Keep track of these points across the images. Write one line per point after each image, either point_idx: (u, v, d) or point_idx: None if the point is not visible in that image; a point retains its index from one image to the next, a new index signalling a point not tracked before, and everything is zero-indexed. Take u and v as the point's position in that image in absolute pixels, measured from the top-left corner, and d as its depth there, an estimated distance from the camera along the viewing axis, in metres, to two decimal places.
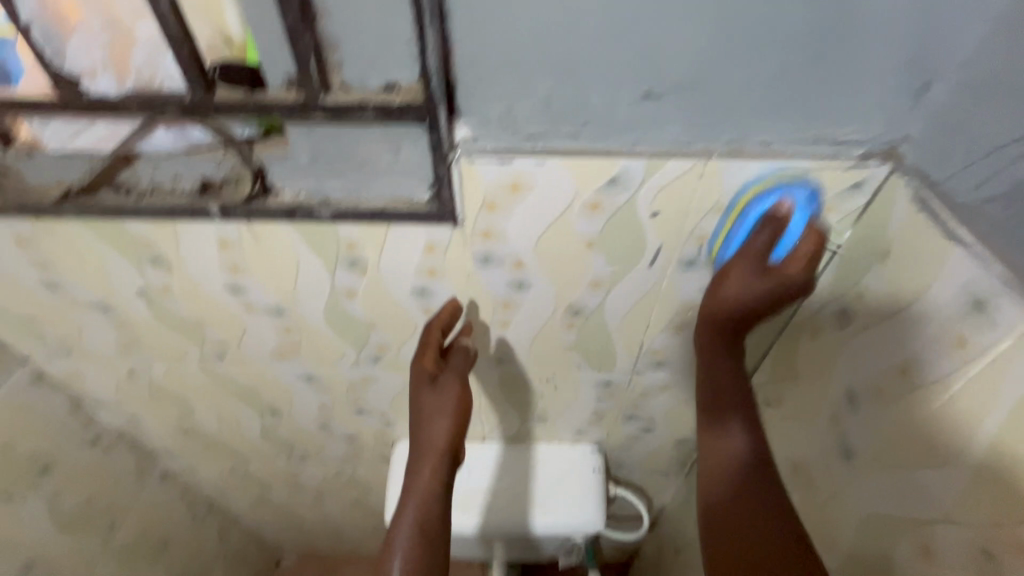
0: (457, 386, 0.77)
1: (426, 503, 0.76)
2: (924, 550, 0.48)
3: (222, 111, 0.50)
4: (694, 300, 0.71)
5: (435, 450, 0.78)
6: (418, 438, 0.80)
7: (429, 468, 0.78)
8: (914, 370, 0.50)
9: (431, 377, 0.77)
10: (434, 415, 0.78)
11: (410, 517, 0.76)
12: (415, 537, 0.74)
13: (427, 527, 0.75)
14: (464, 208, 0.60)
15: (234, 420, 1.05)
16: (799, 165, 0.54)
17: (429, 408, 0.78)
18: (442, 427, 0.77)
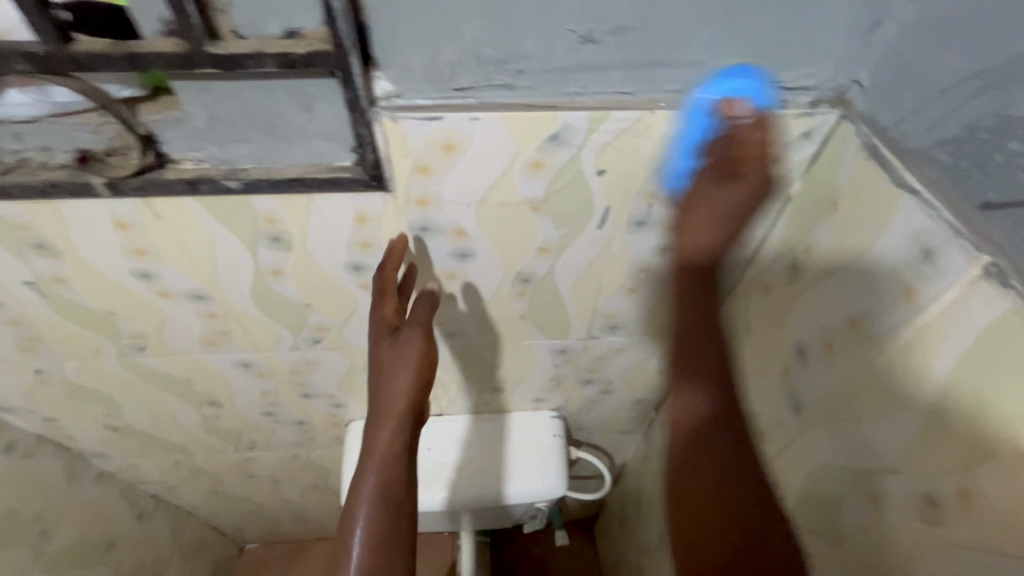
0: (422, 337, 0.63)
1: (387, 476, 0.61)
2: (871, 496, 0.49)
3: (84, 65, 0.42)
4: (646, 261, 0.69)
5: (396, 411, 0.62)
6: (378, 402, 0.63)
7: (383, 443, 0.61)
8: (863, 323, 0.49)
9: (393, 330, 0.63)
10: (393, 370, 0.62)
11: (371, 481, 0.60)
12: (382, 511, 0.59)
13: (389, 491, 0.60)
14: (393, 173, 0.54)
15: (168, 414, 0.98)
16: (748, 114, 0.51)
17: (377, 360, 0.62)
18: (404, 380, 0.62)
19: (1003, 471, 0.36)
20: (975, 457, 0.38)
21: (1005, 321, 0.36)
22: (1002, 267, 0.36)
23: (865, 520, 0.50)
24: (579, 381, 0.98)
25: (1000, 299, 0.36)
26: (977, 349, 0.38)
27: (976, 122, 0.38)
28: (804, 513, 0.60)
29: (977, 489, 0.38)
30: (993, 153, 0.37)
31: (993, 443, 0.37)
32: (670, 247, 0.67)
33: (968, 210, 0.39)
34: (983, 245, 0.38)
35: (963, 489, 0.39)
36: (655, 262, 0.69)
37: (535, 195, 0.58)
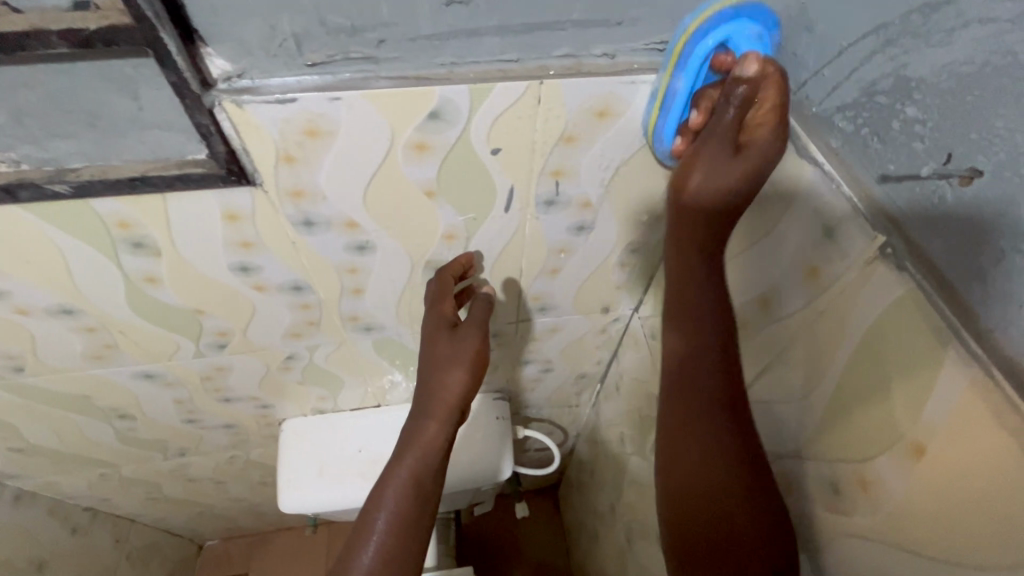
0: (480, 337, 0.65)
1: (426, 463, 0.65)
2: (782, 481, 0.47)
3: None
4: (564, 241, 0.65)
5: (445, 406, 0.66)
6: (425, 394, 0.66)
7: (438, 429, 0.66)
8: (773, 302, 0.47)
9: (450, 331, 0.65)
10: (447, 367, 0.65)
11: (409, 466, 0.64)
12: (410, 495, 0.63)
13: (422, 480, 0.63)
14: (255, 165, 0.47)
15: (76, 431, 0.90)
16: (648, 79, 0.46)
17: (440, 356, 0.65)
18: (455, 380, 0.65)
19: (899, 462, 0.34)
20: (871, 448, 0.37)
21: (899, 307, 0.34)
22: (897, 247, 0.33)
23: None
24: (517, 362, 0.95)
25: (895, 283, 0.34)
26: (872, 335, 0.36)
27: (876, 85, 0.34)
28: None
29: (877, 479, 0.36)
30: (893, 120, 0.33)
31: (890, 434, 0.35)
32: (588, 225, 0.63)
33: (867, 184, 0.36)
34: (880, 222, 0.35)
35: (863, 479, 0.38)
36: (573, 241, 0.65)
37: (427, 180, 0.52)
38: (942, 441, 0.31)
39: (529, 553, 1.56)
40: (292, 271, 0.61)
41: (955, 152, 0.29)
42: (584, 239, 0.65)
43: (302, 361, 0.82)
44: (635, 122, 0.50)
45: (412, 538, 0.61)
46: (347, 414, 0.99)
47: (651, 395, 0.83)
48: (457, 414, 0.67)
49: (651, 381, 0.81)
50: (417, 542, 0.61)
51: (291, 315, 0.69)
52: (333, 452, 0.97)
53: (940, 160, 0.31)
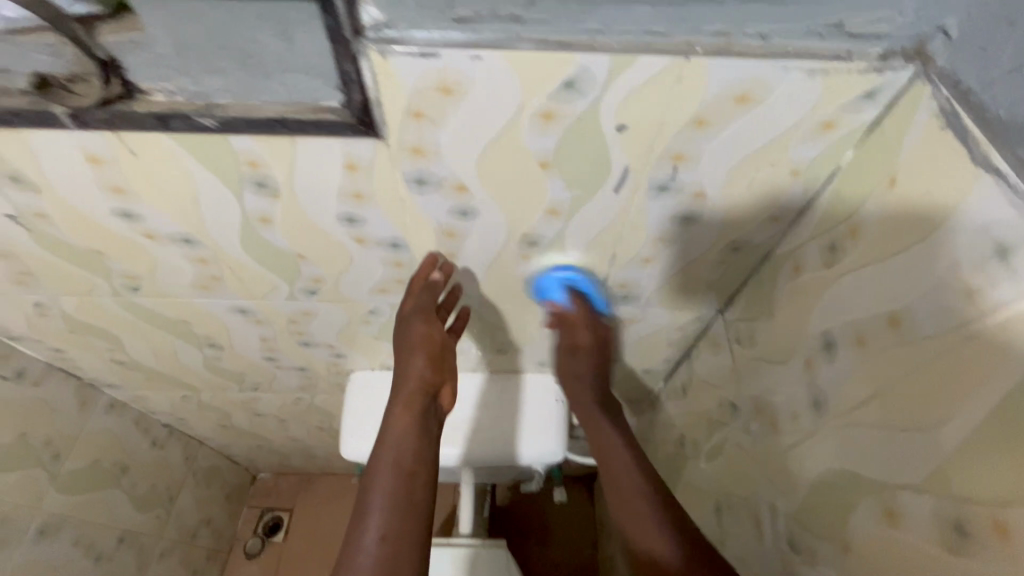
0: (423, 322, 0.72)
1: (403, 444, 0.69)
2: (885, 511, 0.44)
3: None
4: (665, 230, 0.62)
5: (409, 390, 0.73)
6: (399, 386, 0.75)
7: (406, 412, 0.72)
8: (906, 320, 0.43)
9: (403, 324, 0.74)
10: (407, 353, 0.74)
11: (389, 449, 0.68)
12: (395, 476, 0.65)
13: (404, 460, 0.67)
14: (385, 118, 0.48)
15: (170, 352, 0.97)
16: (802, 66, 0.43)
17: (400, 348, 0.75)
18: (415, 365, 0.74)
19: None
20: (1013, 491, 0.33)
21: None
22: None
23: (879, 534, 0.45)
24: None
25: None
26: None
27: None
28: (812, 513, 0.56)
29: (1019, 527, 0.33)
30: None
31: None
32: (695, 216, 0.60)
33: None
34: None
35: (1000, 524, 0.34)
36: (675, 232, 0.63)
37: (544, 151, 0.51)
38: None
39: (561, 539, 1.57)
40: (393, 228, 0.62)
41: None
42: (688, 230, 0.62)
43: (382, 317, 0.84)
44: (774, 112, 0.47)
45: (407, 517, 0.62)
46: None
47: (724, 402, 0.79)
48: (423, 400, 0.74)
49: (728, 387, 0.78)
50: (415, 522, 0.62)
51: (381, 271, 0.72)
52: None
53: None
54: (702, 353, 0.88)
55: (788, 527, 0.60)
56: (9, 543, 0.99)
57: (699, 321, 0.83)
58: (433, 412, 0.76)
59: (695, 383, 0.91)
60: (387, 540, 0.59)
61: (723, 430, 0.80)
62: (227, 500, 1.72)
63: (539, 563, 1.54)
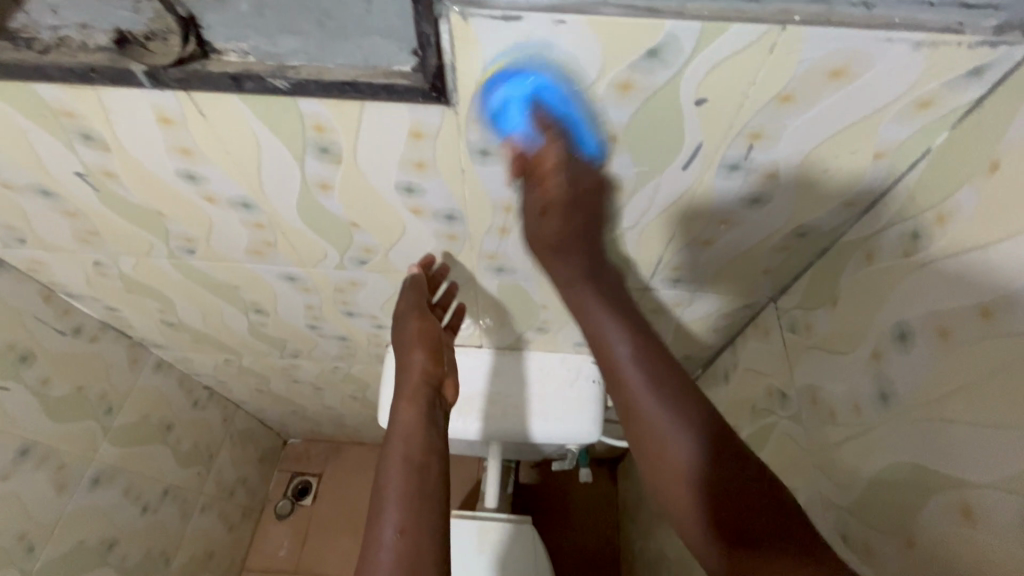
0: (415, 317, 0.78)
1: (412, 440, 0.69)
2: (963, 510, 0.43)
3: None
4: (730, 212, 0.60)
5: (412, 385, 0.76)
6: (405, 381, 0.77)
7: (413, 405, 0.74)
8: (1002, 315, 0.41)
9: (399, 326, 0.80)
10: (407, 350, 0.78)
11: (399, 443, 0.68)
12: (405, 469, 0.65)
13: (413, 455, 0.67)
14: (457, 84, 0.47)
15: (219, 316, 1.00)
16: (908, 38, 0.40)
17: (401, 348, 0.80)
18: (416, 360, 0.78)
19: None
20: None
21: None
22: None
23: (952, 533, 0.44)
24: None
25: None
26: None
27: None
28: (870, 505, 0.55)
29: None
30: None
31: None
32: (763, 198, 0.58)
33: None
34: None
35: None
36: (740, 214, 0.61)
37: (617, 124, 0.50)
38: None
39: (584, 518, 1.58)
40: (450, 200, 0.62)
41: None
42: (754, 213, 0.60)
43: None
44: (868, 89, 0.44)
45: (422, 508, 0.61)
46: None
47: (773, 391, 0.78)
48: (429, 393, 0.76)
49: (778, 377, 0.76)
50: (433, 515, 0.61)
51: (433, 244, 0.71)
52: None
53: None
54: (749, 341, 0.86)
55: (843, 519, 0.59)
56: (66, 489, 1.04)
57: (749, 308, 0.81)
58: (440, 405, 0.78)
59: (740, 371, 0.89)
60: (405, 534, 0.58)
61: (769, 419, 0.79)
62: (261, 462, 1.78)
63: (561, 541, 1.56)
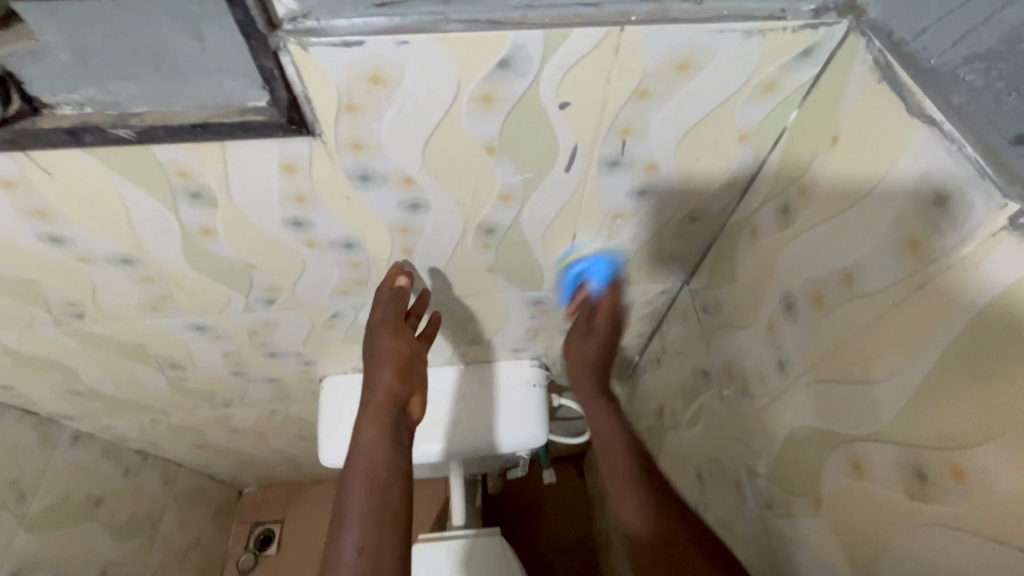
0: (388, 332, 0.67)
1: (375, 458, 0.61)
2: (854, 463, 0.45)
3: None
4: (622, 207, 0.62)
5: (376, 403, 0.65)
6: (371, 397, 0.65)
7: (375, 423, 0.63)
8: (858, 277, 0.43)
9: (370, 335, 0.68)
10: (376, 364, 0.67)
11: (360, 463, 0.60)
12: (369, 491, 0.58)
13: (376, 473, 0.59)
14: (316, 114, 0.46)
15: (130, 377, 0.94)
16: (738, 27, 0.42)
17: (370, 357, 0.68)
18: (383, 375, 0.66)
19: (1008, 451, 0.32)
20: (970, 435, 0.34)
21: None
22: None
23: (848, 487, 0.46)
24: (557, 330, 0.93)
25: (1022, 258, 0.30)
26: (986, 317, 0.33)
27: None
28: (784, 468, 0.57)
29: (976, 468, 0.34)
30: None
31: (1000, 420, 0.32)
32: (649, 190, 0.59)
33: (994, 144, 0.33)
34: (1011, 188, 0.31)
35: (957, 467, 0.35)
36: (632, 207, 0.62)
37: (488, 135, 0.50)
38: None
39: (555, 518, 1.59)
40: (343, 228, 0.60)
41: None
42: (644, 205, 0.62)
43: (347, 320, 0.82)
44: (715, 78, 0.46)
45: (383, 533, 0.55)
46: None
47: (697, 369, 0.80)
48: (395, 411, 0.65)
49: (699, 355, 0.78)
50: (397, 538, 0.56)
51: (339, 273, 0.69)
52: None
53: None
54: (672, 324, 0.88)
55: (766, 485, 0.61)
56: None
57: (666, 294, 0.84)
58: (406, 424, 0.67)
59: (669, 354, 0.91)
60: (365, 554, 0.54)
61: (698, 397, 0.81)
62: (214, 519, 1.68)
63: (537, 546, 1.55)
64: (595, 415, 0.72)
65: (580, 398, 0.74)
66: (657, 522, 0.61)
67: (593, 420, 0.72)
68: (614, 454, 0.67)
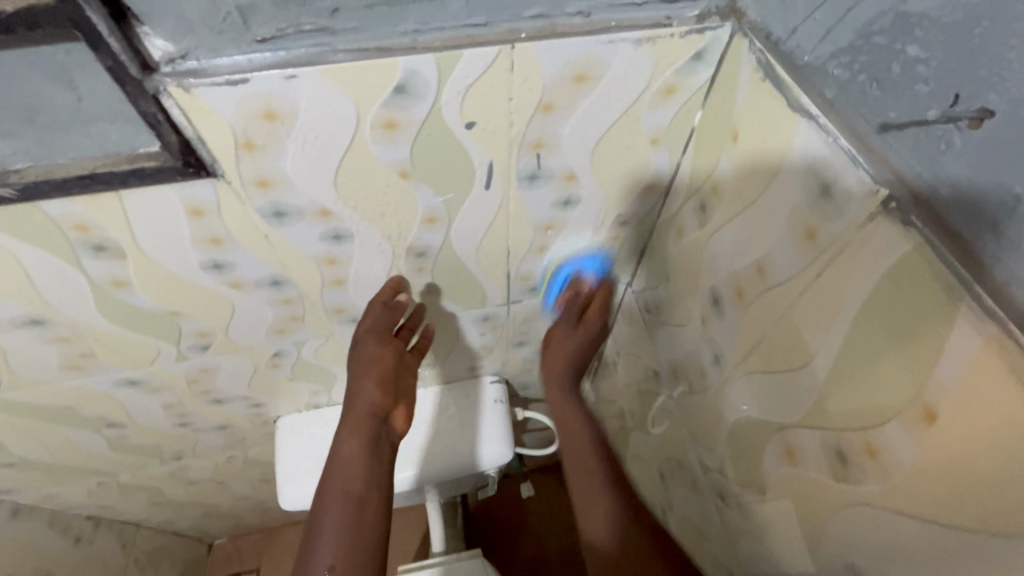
0: (374, 342, 0.66)
1: (351, 472, 0.62)
2: (787, 450, 0.46)
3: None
4: (549, 218, 0.62)
5: (357, 416, 0.65)
6: (353, 409, 0.66)
7: (356, 433, 0.65)
8: (769, 269, 0.44)
9: (356, 345, 0.68)
10: (358, 375, 0.67)
11: (337, 479, 0.61)
12: (342, 507, 0.59)
13: (352, 488, 0.61)
14: (213, 155, 0.44)
15: (65, 442, 0.88)
16: (626, 37, 0.43)
17: (353, 372, 0.67)
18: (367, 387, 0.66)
19: (909, 428, 0.32)
20: (876, 413, 0.35)
21: (904, 264, 0.31)
22: (901, 201, 0.31)
23: (786, 475, 0.47)
24: (511, 345, 0.93)
25: (898, 242, 0.31)
26: (876, 297, 0.33)
27: (874, 24, 0.32)
28: (731, 461, 0.57)
29: (885, 447, 0.34)
30: (892, 62, 0.31)
31: (899, 396, 0.33)
32: (573, 200, 0.60)
33: (865, 134, 0.33)
34: (881, 174, 0.32)
35: (869, 446, 0.36)
36: (560, 217, 0.62)
37: (399, 161, 0.49)
38: (951, 405, 0.30)
39: (538, 530, 1.57)
40: (266, 265, 0.58)
41: (962, 93, 0.27)
42: (571, 215, 0.62)
43: (290, 357, 0.79)
44: (614, 87, 0.47)
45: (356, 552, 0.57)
46: (342, 408, 0.97)
47: (648, 369, 0.81)
48: (376, 423, 0.66)
49: (648, 355, 0.79)
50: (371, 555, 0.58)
51: (271, 311, 0.67)
52: (330, 447, 0.95)
53: (944, 103, 0.28)
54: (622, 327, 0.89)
55: (718, 479, 0.62)
56: None
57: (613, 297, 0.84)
58: (389, 435, 0.67)
59: (622, 356, 0.92)
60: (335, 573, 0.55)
61: (653, 397, 0.81)
62: None
63: (523, 563, 1.53)
64: (551, 355, 0.78)
65: (556, 410, 0.76)
66: (634, 528, 0.63)
67: (549, 399, 0.77)
68: (585, 469, 0.71)
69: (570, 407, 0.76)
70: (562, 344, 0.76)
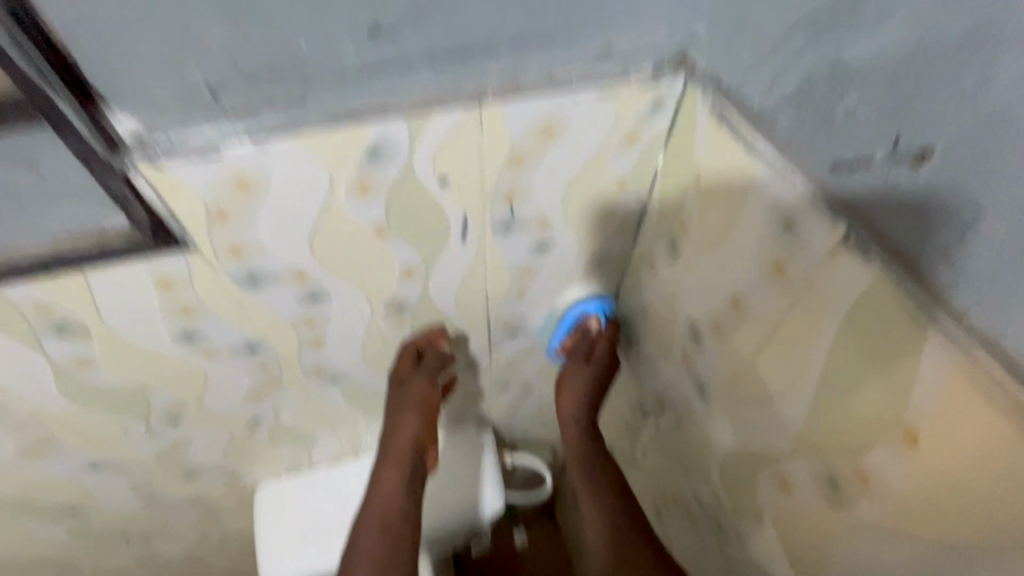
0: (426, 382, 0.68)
1: (390, 506, 0.60)
2: (781, 479, 0.46)
3: None
4: (526, 262, 0.63)
5: (398, 453, 0.66)
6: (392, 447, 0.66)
7: (396, 467, 0.64)
8: (744, 301, 0.46)
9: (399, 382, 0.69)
10: (401, 411, 0.68)
11: (375, 513, 0.59)
12: (381, 535, 0.57)
13: (392, 522, 0.59)
14: (184, 227, 0.43)
15: (21, 534, 0.81)
16: (588, 93, 0.45)
17: (392, 403, 0.69)
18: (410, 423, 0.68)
19: (897, 451, 0.33)
20: (864, 439, 0.35)
21: (871, 293, 0.33)
22: (860, 234, 0.32)
23: (782, 505, 0.47)
24: (495, 389, 0.91)
25: (862, 272, 0.33)
26: (849, 325, 0.35)
27: (814, 74, 0.34)
28: (726, 493, 0.57)
29: (875, 471, 0.35)
30: (836, 107, 0.33)
31: (883, 419, 0.34)
32: (547, 244, 0.61)
33: (819, 173, 0.35)
34: (836, 209, 0.34)
35: (861, 472, 0.36)
36: (536, 262, 0.63)
37: (374, 220, 0.49)
38: (933, 426, 0.30)
39: None
40: (240, 332, 0.57)
41: (903, 130, 0.30)
42: (547, 258, 0.63)
43: (268, 422, 0.76)
44: (580, 137, 0.49)
45: None
46: (323, 470, 0.93)
47: (633, 404, 0.81)
48: (415, 460, 0.66)
49: (633, 390, 0.79)
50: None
51: (247, 378, 0.65)
52: (313, 514, 0.90)
53: (889, 142, 0.30)
54: None
55: (714, 513, 0.61)
56: None
57: None
58: (424, 476, 0.67)
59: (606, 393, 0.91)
60: None
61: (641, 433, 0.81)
62: None
63: None
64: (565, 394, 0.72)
65: (563, 414, 0.72)
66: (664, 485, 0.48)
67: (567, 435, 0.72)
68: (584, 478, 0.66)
69: (581, 400, 0.70)
70: (577, 375, 0.70)
